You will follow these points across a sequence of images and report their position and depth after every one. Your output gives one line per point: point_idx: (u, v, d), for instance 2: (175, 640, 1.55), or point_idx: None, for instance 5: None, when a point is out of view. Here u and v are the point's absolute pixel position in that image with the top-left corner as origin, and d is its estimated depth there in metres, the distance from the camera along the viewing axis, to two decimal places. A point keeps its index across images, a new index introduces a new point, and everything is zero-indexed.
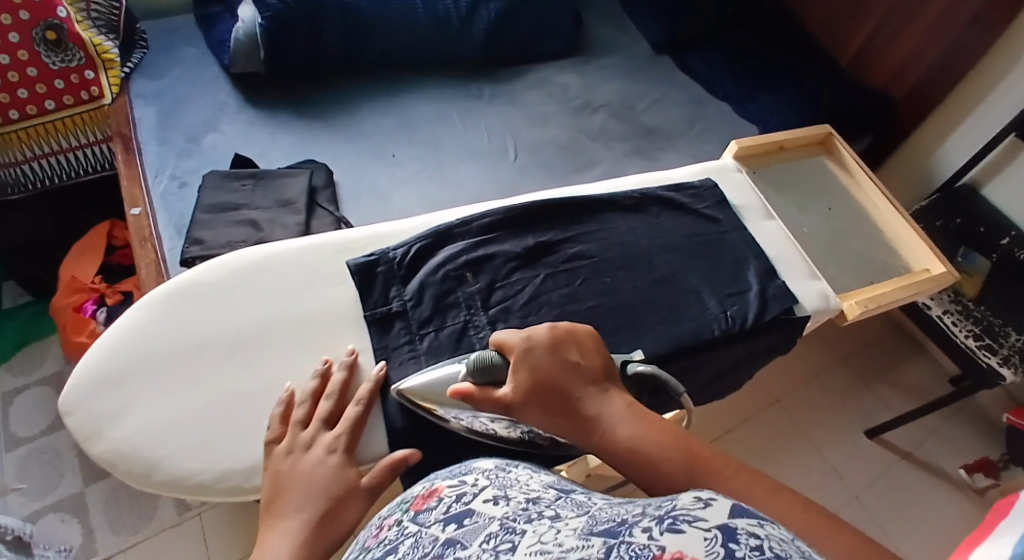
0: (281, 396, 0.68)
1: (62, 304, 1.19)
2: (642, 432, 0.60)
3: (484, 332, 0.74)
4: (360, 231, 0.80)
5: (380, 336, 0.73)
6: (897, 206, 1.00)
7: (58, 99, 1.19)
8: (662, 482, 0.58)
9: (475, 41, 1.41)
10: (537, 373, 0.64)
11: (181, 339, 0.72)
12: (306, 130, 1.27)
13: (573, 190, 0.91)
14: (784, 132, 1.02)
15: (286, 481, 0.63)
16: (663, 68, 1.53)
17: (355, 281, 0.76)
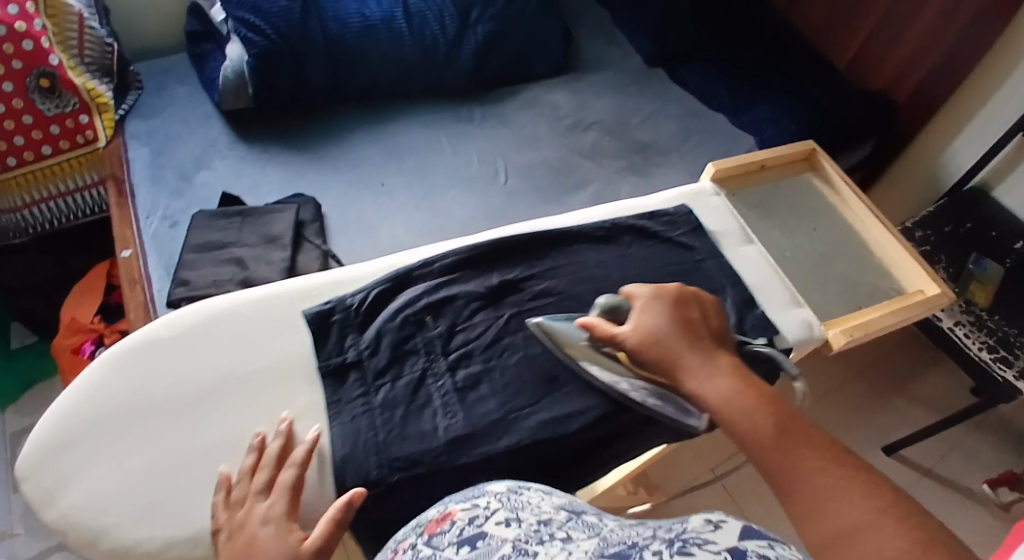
0: (217, 482, 0.65)
1: (63, 344, 1.22)
2: (741, 392, 0.65)
3: (441, 379, 0.74)
4: (318, 278, 0.80)
5: (333, 388, 0.73)
6: (887, 225, 0.99)
7: (55, 145, 1.21)
8: (749, 434, 0.61)
9: (464, 64, 1.40)
10: (657, 321, 0.72)
11: (136, 397, 0.71)
12: (295, 164, 1.28)
13: (544, 222, 0.91)
14: (764, 152, 1.02)
15: (241, 555, 0.59)
16: (655, 82, 1.52)
17: (311, 331, 0.75)
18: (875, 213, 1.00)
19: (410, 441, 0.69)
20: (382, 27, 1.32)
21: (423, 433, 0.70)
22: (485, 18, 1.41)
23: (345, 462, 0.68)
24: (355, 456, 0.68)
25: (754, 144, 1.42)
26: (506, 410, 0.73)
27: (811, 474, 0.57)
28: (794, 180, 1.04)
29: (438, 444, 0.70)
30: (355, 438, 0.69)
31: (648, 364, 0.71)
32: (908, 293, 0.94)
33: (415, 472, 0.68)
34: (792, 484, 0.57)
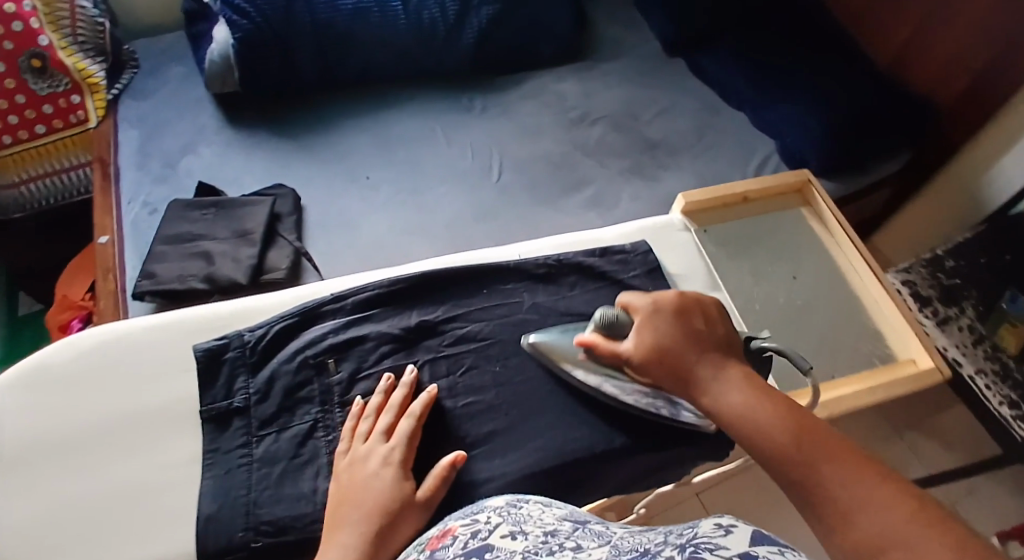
0: (350, 409, 0.67)
1: (54, 321, 1.26)
2: (755, 403, 0.57)
3: (333, 433, 0.67)
4: (223, 307, 0.76)
5: (213, 436, 0.67)
6: (877, 274, 0.97)
7: (48, 124, 1.23)
8: (764, 446, 0.54)
9: (463, 49, 1.32)
10: (660, 331, 0.65)
11: (23, 430, 0.66)
12: (279, 152, 1.24)
13: (483, 253, 0.85)
14: (748, 184, 1.01)
15: (359, 494, 0.60)
16: (674, 73, 1.41)
17: (198, 368, 0.70)
18: (868, 260, 0.97)
19: (284, 504, 0.63)
20: (376, 8, 1.26)
21: (299, 496, 0.64)
22: None
23: (207, 525, 0.62)
24: (221, 516, 0.62)
25: (778, 148, 1.28)
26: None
27: (849, 486, 0.49)
28: (781, 214, 1.02)
29: (314, 512, 0.63)
30: (225, 495, 0.63)
31: (655, 378, 0.65)
32: (898, 362, 0.90)
33: (284, 540, 0.62)
34: (828, 498, 0.49)
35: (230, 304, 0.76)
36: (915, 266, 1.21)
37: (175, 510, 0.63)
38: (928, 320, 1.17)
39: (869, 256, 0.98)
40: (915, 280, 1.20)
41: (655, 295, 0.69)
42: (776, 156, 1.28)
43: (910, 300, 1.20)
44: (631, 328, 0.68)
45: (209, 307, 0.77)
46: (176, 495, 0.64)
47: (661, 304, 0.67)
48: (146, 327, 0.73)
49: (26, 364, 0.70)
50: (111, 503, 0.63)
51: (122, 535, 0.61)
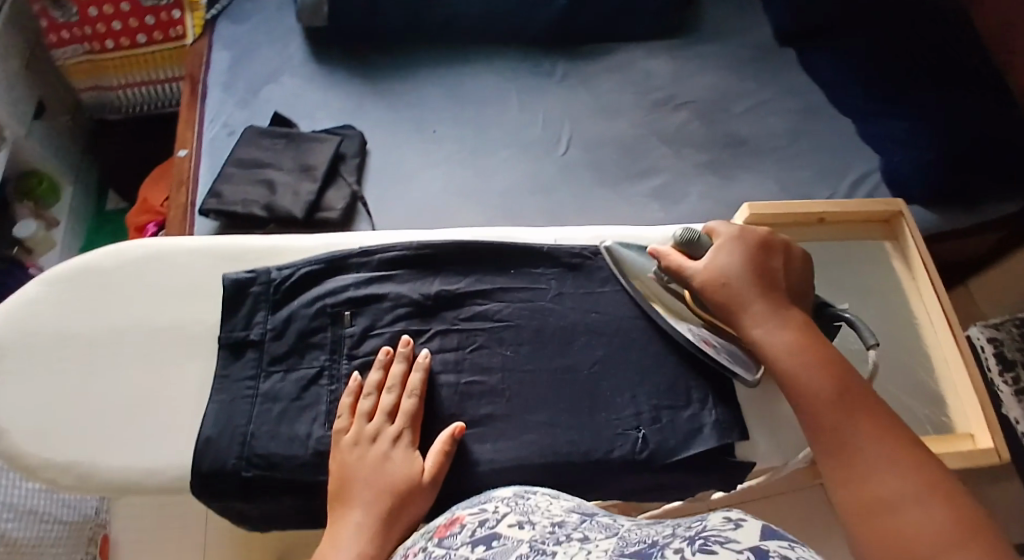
0: (348, 385, 0.66)
1: (132, 222, 1.34)
2: (805, 347, 0.63)
3: (336, 383, 0.68)
4: (258, 242, 0.79)
5: (226, 362, 0.70)
6: (956, 329, 0.82)
7: (148, 35, 1.31)
8: (802, 393, 0.61)
9: (553, 12, 1.28)
10: (734, 262, 0.69)
11: (62, 323, 0.72)
12: (356, 93, 1.25)
13: (520, 232, 0.83)
14: (826, 204, 0.87)
15: (369, 473, 0.61)
16: (777, 67, 1.26)
17: (224, 296, 0.73)
18: (948, 314, 0.83)
19: (278, 441, 0.65)
20: None
21: (293, 438, 0.66)
22: None
23: (206, 446, 0.65)
24: (218, 441, 0.65)
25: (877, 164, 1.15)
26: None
27: (873, 446, 0.57)
28: (859, 243, 0.88)
29: (303, 455, 0.65)
30: (225, 423, 0.66)
31: (713, 307, 0.69)
32: (952, 434, 0.76)
33: (270, 475, 0.64)
34: (853, 454, 0.57)
35: (267, 240, 0.79)
36: (1007, 324, 1.12)
37: (180, 427, 0.68)
38: (1007, 386, 1.10)
39: (950, 309, 0.83)
40: (1002, 338, 1.12)
41: (742, 227, 0.72)
42: (877, 176, 1.13)
43: (993, 358, 1.12)
44: (710, 249, 0.71)
45: (247, 239, 0.79)
46: (184, 410, 0.69)
47: (745, 236, 0.70)
48: (186, 249, 0.77)
49: (70, 266, 0.75)
50: (126, 409, 0.68)
51: (132, 442, 0.67)
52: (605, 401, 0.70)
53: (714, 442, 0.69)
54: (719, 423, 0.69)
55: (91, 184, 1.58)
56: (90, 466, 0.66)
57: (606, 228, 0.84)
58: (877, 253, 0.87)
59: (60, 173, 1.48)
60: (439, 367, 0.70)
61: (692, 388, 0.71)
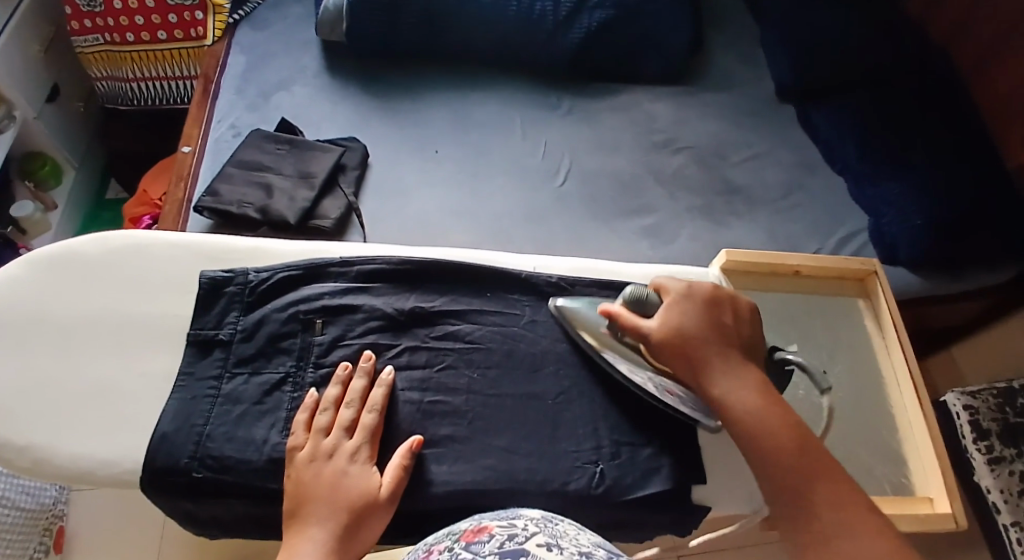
0: (305, 401, 0.66)
1: (129, 213, 1.35)
2: (765, 408, 0.61)
3: (299, 390, 0.68)
4: (240, 243, 0.79)
5: (193, 360, 0.70)
6: (921, 391, 0.82)
7: (169, 32, 1.34)
8: (768, 458, 0.59)
9: (566, 48, 1.29)
10: (686, 318, 0.66)
11: (37, 304, 0.73)
12: (362, 108, 1.27)
13: (500, 257, 0.83)
14: (801, 257, 0.88)
15: (328, 487, 0.60)
16: (777, 118, 1.28)
17: (199, 294, 0.74)
18: (914, 375, 0.82)
19: (234, 444, 0.65)
20: None
21: (249, 442, 0.65)
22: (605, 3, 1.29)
23: (161, 442, 0.65)
24: (174, 439, 0.65)
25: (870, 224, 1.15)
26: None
27: (834, 517, 0.56)
28: (833, 299, 0.88)
29: (257, 461, 0.64)
30: (184, 420, 0.66)
31: (670, 363, 0.66)
32: (912, 497, 0.76)
33: (223, 477, 0.64)
34: (812, 523, 0.56)
35: (248, 241, 0.80)
36: (982, 392, 1.15)
37: (138, 420, 0.68)
38: (979, 453, 1.12)
39: (917, 371, 0.83)
40: (978, 406, 1.14)
41: (690, 283, 0.70)
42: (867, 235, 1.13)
43: (967, 426, 1.14)
44: (660, 307, 0.69)
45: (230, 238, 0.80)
46: (144, 402, 0.69)
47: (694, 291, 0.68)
48: (168, 242, 0.78)
49: (54, 249, 0.76)
50: (89, 396, 0.68)
51: (89, 429, 0.67)
52: (566, 432, 0.70)
53: (669, 485, 0.68)
54: (678, 465, 0.69)
55: (93, 173, 1.60)
56: (44, 450, 0.66)
57: (585, 261, 0.84)
58: (852, 312, 0.88)
59: (63, 159, 1.50)
60: (404, 383, 0.70)
61: (652, 429, 0.71)
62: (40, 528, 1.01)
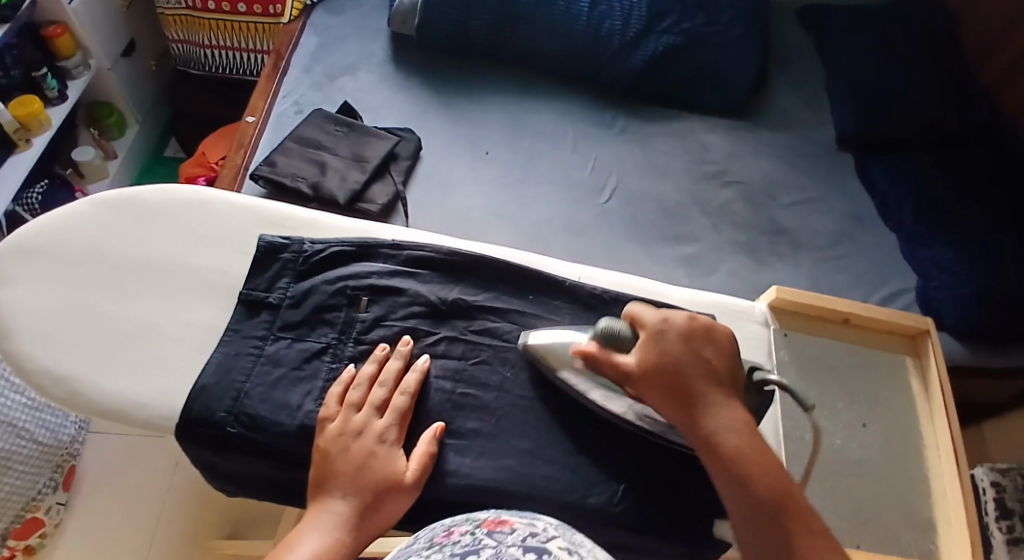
0: (341, 375, 0.67)
1: (187, 172, 1.41)
2: (749, 450, 0.61)
3: (337, 363, 0.70)
4: (297, 213, 0.81)
5: (241, 319, 0.72)
6: (962, 462, 0.78)
7: (249, 6, 1.36)
8: (743, 496, 0.59)
9: (629, 68, 1.30)
10: (666, 354, 0.65)
11: (100, 242, 0.75)
12: (421, 102, 1.29)
13: (548, 262, 0.84)
14: (854, 305, 0.85)
15: (357, 464, 0.61)
16: (832, 167, 1.25)
17: (255, 257, 0.75)
18: (956, 444, 0.79)
19: (268, 405, 0.67)
20: (562, 2, 1.29)
21: (283, 406, 0.67)
22: (673, 30, 1.31)
23: (199, 393, 0.67)
24: (211, 392, 0.67)
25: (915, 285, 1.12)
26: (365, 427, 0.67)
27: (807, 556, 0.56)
28: (876, 352, 0.85)
29: (289, 425, 0.66)
30: (224, 376, 0.68)
31: (651, 396, 0.65)
32: None
33: (253, 436, 0.65)
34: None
35: (306, 212, 0.81)
36: (1011, 471, 1.11)
37: (175, 365, 0.69)
38: (997, 531, 1.08)
39: (960, 442, 0.79)
40: (1004, 484, 1.10)
41: (667, 315, 0.68)
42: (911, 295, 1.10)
43: (991, 503, 1.10)
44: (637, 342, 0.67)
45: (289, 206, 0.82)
46: (185, 351, 0.70)
47: (672, 324, 0.67)
48: (230, 202, 0.80)
49: (123, 193, 0.79)
50: (132, 336, 0.70)
51: (129, 369, 0.69)
52: (589, 445, 0.69)
53: (689, 514, 0.67)
54: (700, 496, 0.68)
55: (155, 129, 1.65)
56: (80, 383, 0.67)
57: (631, 277, 0.85)
58: (894, 367, 0.84)
59: (129, 112, 1.56)
60: (439, 372, 0.71)
61: (677, 456, 0.70)
62: (53, 464, 1.12)
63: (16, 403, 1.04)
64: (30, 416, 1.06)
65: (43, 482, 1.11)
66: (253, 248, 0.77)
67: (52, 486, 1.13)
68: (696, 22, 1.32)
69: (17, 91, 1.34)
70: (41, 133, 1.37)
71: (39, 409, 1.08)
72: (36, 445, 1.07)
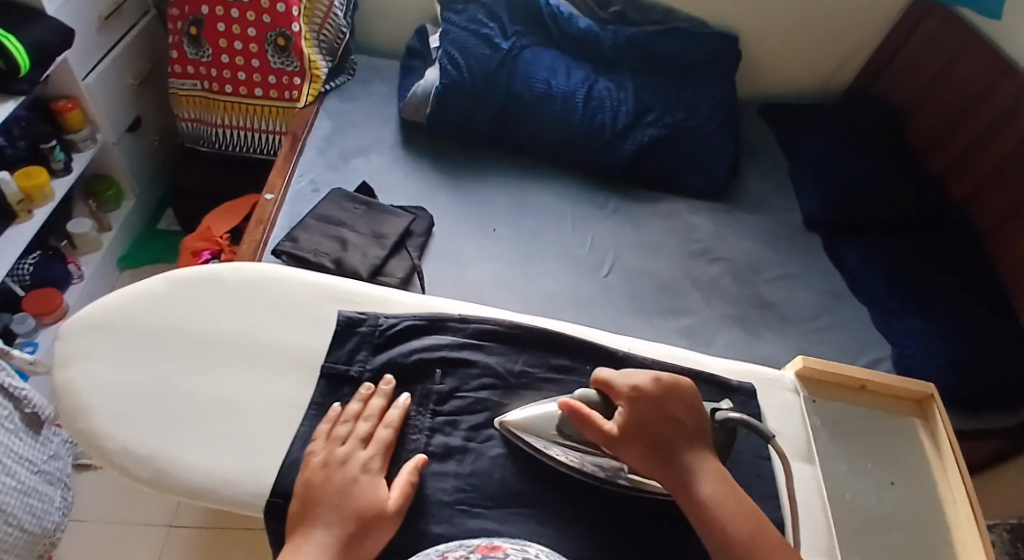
0: (327, 412, 0.73)
1: (190, 246, 1.43)
2: (724, 496, 0.68)
3: (419, 433, 0.74)
4: (366, 290, 0.86)
5: (326, 390, 0.76)
6: (979, 517, 0.81)
7: (265, 90, 1.45)
8: (731, 541, 0.66)
9: (619, 156, 1.43)
10: (643, 416, 0.71)
11: (171, 320, 0.79)
12: (431, 184, 1.38)
13: (600, 334, 0.91)
14: (869, 372, 0.90)
15: (338, 494, 0.66)
16: (807, 247, 1.40)
17: (334, 331, 0.80)
18: (972, 498, 0.82)
19: None
20: (560, 98, 1.42)
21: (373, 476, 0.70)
22: (657, 124, 1.45)
23: (291, 466, 0.70)
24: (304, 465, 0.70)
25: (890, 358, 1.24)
26: (455, 501, 0.71)
27: None
28: (890, 416, 0.89)
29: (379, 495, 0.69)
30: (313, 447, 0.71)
31: (629, 460, 0.70)
32: None
33: None
34: None
35: (375, 288, 0.87)
36: (1002, 531, 1.20)
37: (259, 440, 0.71)
38: None
39: (975, 495, 0.82)
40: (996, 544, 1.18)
41: (636, 378, 0.74)
42: (888, 363, 1.22)
43: None
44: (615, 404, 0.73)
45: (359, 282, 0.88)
46: (268, 426, 0.73)
47: (645, 387, 0.73)
48: (301, 279, 0.85)
49: (194, 271, 0.84)
50: (211, 411, 0.73)
51: (209, 444, 0.71)
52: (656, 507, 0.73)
53: None
54: None
55: (150, 202, 1.67)
56: (168, 459, 0.70)
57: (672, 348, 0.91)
58: (907, 429, 0.88)
59: (128, 186, 1.58)
60: (516, 443, 0.76)
61: None
62: (36, 552, 1.18)
63: (7, 488, 1.10)
64: (19, 502, 1.12)
65: None
66: (332, 323, 0.81)
67: None
68: (678, 117, 1.46)
69: (22, 163, 1.35)
70: (44, 205, 1.36)
71: (27, 496, 1.14)
72: (21, 531, 1.13)
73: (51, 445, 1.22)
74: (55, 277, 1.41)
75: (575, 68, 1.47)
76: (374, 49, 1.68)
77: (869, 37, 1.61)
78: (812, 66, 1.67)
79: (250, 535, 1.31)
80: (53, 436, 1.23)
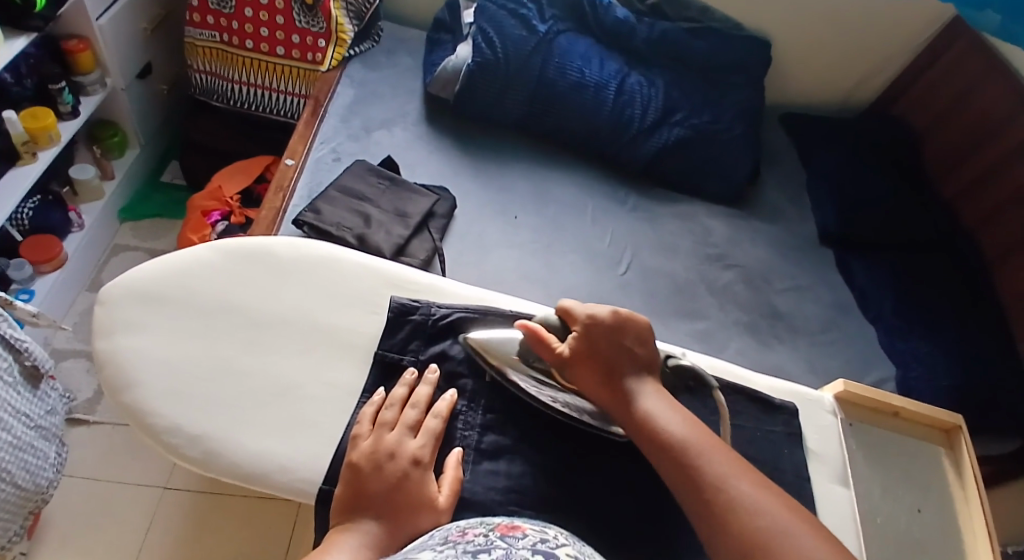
0: (374, 397, 0.74)
1: (198, 204, 1.40)
2: (669, 411, 0.71)
3: (471, 430, 0.76)
4: (418, 278, 0.89)
5: (380, 378, 0.78)
6: (994, 547, 0.85)
7: (288, 50, 1.41)
8: (672, 447, 0.68)
9: (643, 151, 1.42)
10: (594, 341, 0.75)
11: (218, 296, 0.82)
12: (454, 163, 1.36)
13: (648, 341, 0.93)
14: (904, 400, 0.94)
15: (389, 486, 0.66)
16: (818, 259, 1.42)
17: (387, 320, 0.83)
18: (991, 530, 0.86)
19: None
20: (591, 89, 1.40)
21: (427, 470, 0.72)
22: (683, 123, 1.44)
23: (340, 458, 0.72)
24: None
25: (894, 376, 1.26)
26: (506, 503, 0.72)
27: (739, 485, 0.64)
28: (917, 443, 0.93)
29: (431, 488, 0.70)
30: None
31: (579, 381, 0.75)
32: None
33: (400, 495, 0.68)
34: (715, 494, 0.63)
35: (427, 277, 0.89)
36: None
37: (310, 426, 0.74)
38: None
39: (995, 534, 0.86)
40: None
41: (592, 309, 0.78)
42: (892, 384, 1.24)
43: None
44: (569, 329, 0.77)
45: (411, 269, 0.90)
46: (315, 410, 0.76)
47: (597, 315, 0.77)
48: (353, 262, 0.88)
49: (244, 245, 0.87)
50: (258, 394, 0.76)
51: (255, 427, 0.74)
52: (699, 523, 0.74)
53: None
54: None
55: (154, 153, 1.64)
56: (217, 443, 0.72)
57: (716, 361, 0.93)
58: (932, 457, 0.92)
59: (133, 135, 1.53)
60: (564, 446, 0.77)
61: None
62: (26, 510, 1.14)
63: (4, 444, 1.06)
64: (13, 458, 1.08)
65: (15, 529, 1.13)
66: (384, 309, 0.84)
67: (20, 534, 1.15)
68: (704, 119, 1.46)
69: (28, 102, 1.29)
70: (49, 147, 1.30)
71: (22, 451, 1.10)
72: (15, 488, 1.09)
73: (48, 399, 1.18)
74: (55, 225, 1.36)
75: (609, 59, 1.46)
76: (400, 17, 1.65)
77: (892, 55, 1.64)
78: (832, 78, 1.70)
79: (245, 504, 1.29)
80: (50, 390, 1.20)
